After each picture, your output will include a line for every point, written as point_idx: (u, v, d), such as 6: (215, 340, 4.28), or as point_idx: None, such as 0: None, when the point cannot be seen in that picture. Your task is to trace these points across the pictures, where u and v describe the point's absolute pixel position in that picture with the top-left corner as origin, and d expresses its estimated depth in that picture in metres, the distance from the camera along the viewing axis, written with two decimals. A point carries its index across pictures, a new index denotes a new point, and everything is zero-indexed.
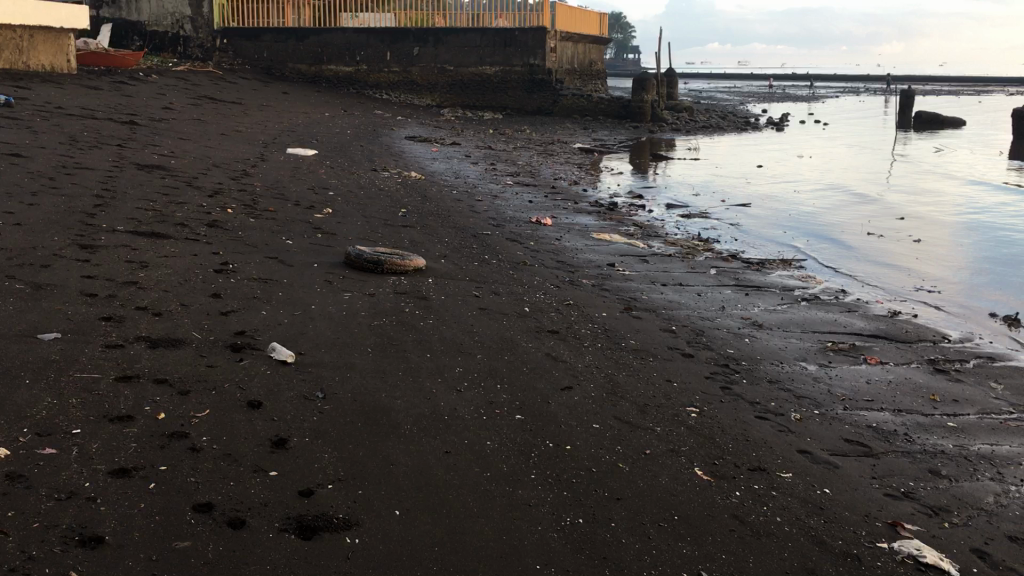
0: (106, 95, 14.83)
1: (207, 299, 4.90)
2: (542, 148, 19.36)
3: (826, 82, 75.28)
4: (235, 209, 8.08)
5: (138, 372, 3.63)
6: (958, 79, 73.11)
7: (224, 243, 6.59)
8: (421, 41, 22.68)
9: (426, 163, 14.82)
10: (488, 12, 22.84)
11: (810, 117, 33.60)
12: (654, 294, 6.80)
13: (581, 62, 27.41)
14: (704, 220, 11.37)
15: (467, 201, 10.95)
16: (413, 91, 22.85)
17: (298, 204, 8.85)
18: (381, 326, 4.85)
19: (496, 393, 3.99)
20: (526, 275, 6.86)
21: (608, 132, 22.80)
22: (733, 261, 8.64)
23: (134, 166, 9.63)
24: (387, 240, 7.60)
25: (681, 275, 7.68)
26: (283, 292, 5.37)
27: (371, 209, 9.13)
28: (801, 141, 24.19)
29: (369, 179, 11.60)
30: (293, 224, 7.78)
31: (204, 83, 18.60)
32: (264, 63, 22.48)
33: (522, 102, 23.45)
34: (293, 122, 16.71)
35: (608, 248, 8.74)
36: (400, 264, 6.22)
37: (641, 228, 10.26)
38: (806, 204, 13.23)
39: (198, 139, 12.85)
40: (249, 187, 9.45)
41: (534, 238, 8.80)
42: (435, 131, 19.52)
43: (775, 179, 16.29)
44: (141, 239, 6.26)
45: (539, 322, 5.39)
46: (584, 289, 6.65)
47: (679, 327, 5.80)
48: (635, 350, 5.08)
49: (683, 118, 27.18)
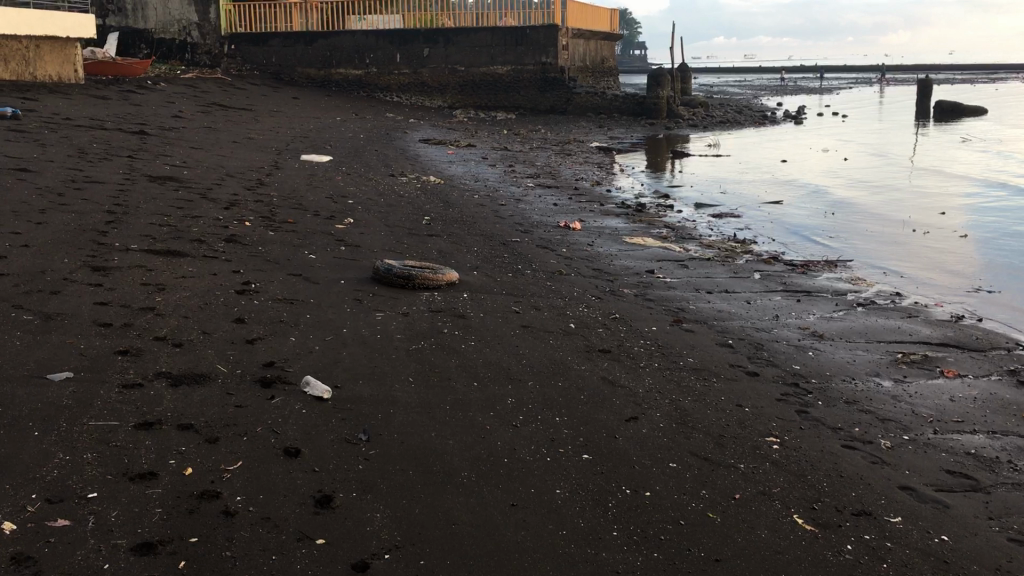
0: (114, 104, 14.50)
1: (231, 325, 4.52)
2: (559, 147, 18.96)
3: (837, 73, 74.62)
4: (253, 221, 7.72)
5: (159, 416, 3.24)
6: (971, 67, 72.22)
7: (245, 259, 6.23)
8: (431, 42, 22.27)
9: (443, 167, 14.45)
10: (494, 11, 22.48)
11: (827, 109, 33.07)
12: (701, 303, 6.40)
13: (594, 58, 26.97)
14: (736, 220, 10.97)
15: (491, 206, 10.57)
16: (424, 93, 22.47)
17: (318, 214, 8.49)
18: (420, 351, 4.45)
19: (556, 428, 3.58)
20: (565, 286, 6.46)
21: (624, 130, 22.36)
22: (775, 264, 8.22)
23: (146, 177, 9.29)
24: (414, 251, 7.22)
25: (726, 281, 7.27)
26: (311, 313, 4.98)
27: (394, 218, 8.75)
28: (822, 135, 23.69)
29: (388, 185, 11.23)
30: (315, 236, 7.41)
31: (213, 90, 18.27)
32: (273, 68, 22.16)
33: (535, 101, 22.86)
34: (306, 128, 16.36)
35: (643, 253, 8.35)
36: (432, 279, 5.84)
37: (674, 229, 9.87)
38: (840, 203, 12.78)
39: (211, 148, 12.51)
40: (265, 198, 9.10)
41: (566, 244, 8.43)
42: (449, 133, 19.14)
43: (804, 176, 15.84)
44: (157, 258, 5.89)
45: (588, 340, 4.98)
46: (628, 300, 6.25)
47: (735, 340, 5.39)
48: (695, 369, 4.66)
49: (699, 114, 26.72)
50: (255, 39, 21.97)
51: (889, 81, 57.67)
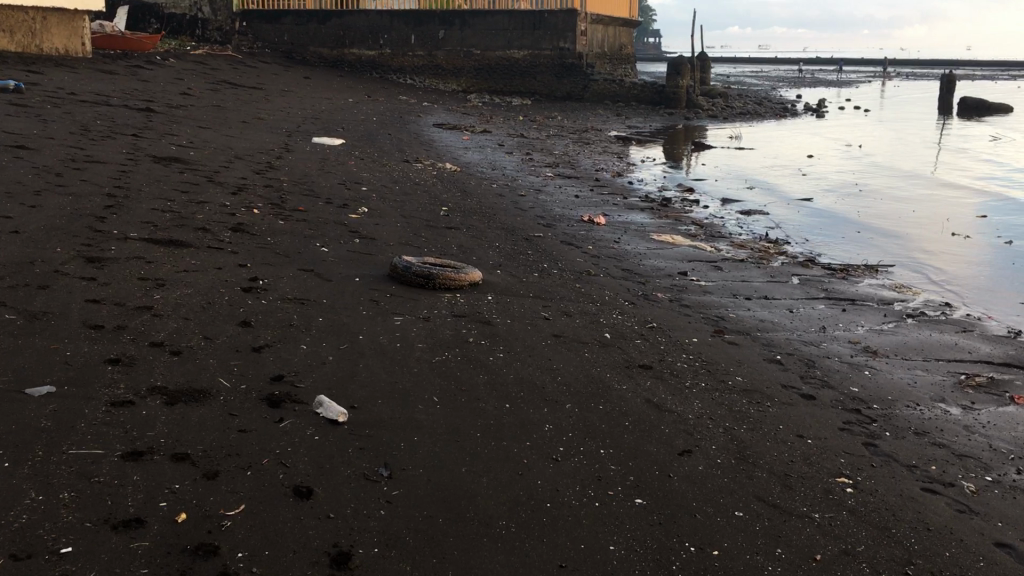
0: (121, 79, 14.05)
1: (236, 330, 4.11)
2: (577, 135, 18.49)
3: (854, 66, 73.77)
4: (261, 209, 7.29)
5: (150, 443, 2.82)
6: (993, 64, 71.43)
7: (252, 252, 5.81)
8: (447, 24, 21.75)
9: (459, 153, 14.01)
10: None
11: (848, 103, 32.42)
12: (741, 311, 5.96)
13: (612, 45, 26.42)
14: (766, 218, 10.51)
15: (510, 196, 10.15)
16: (438, 76, 21.96)
17: (330, 202, 8.05)
18: (444, 365, 4.02)
19: (603, 463, 3.15)
20: (595, 288, 6.04)
21: (642, 119, 21.87)
22: (814, 268, 7.77)
23: (150, 158, 8.85)
24: (432, 246, 6.79)
25: (763, 286, 6.83)
26: (324, 317, 4.56)
27: (409, 208, 8.32)
28: (844, 129, 23.16)
29: (403, 172, 10.80)
30: (327, 226, 6.98)
31: (223, 68, 17.81)
32: (285, 47, 21.68)
33: (551, 87, 22.45)
34: (318, 109, 15.92)
35: (673, 252, 7.90)
36: (455, 280, 5.41)
37: (702, 227, 9.42)
38: (874, 202, 12.29)
39: (219, 127, 12.07)
40: (275, 183, 8.67)
41: (591, 240, 7.99)
42: (464, 118, 18.67)
43: (831, 172, 15.36)
44: (157, 248, 5.47)
45: (627, 354, 4.55)
46: (662, 307, 5.81)
47: (783, 357, 4.95)
48: (745, 391, 4.22)
49: (718, 104, 26.18)
50: (267, 16, 21.48)
51: (910, 75, 56.86)
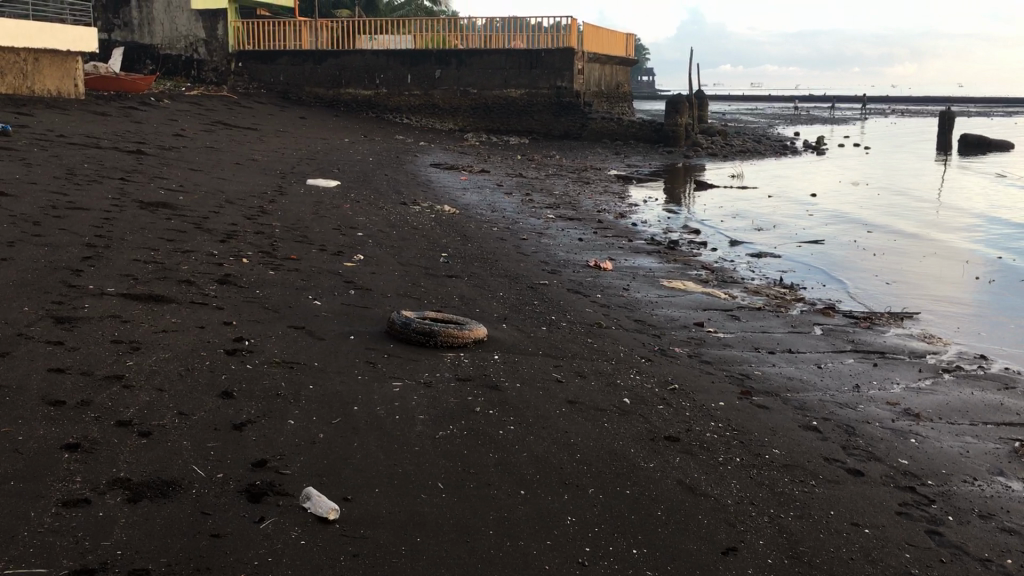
0: (112, 121, 13.73)
1: (216, 402, 3.68)
2: (576, 175, 18.18)
3: (849, 103, 73.94)
4: (251, 258, 6.88)
5: (104, 557, 2.40)
6: (989, 100, 71.62)
7: (239, 307, 5.39)
8: (443, 63, 21.53)
9: (457, 194, 13.65)
10: (502, 33, 21.48)
11: (848, 141, 32.24)
12: (765, 367, 5.53)
13: (609, 83, 26.24)
14: (778, 261, 10.13)
15: (511, 240, 9.77)
16: (435, 115, 21.70)
17: (324, 249, 7.65)
18: (449, 442, 3.57)
19: (639, 570, 2.71)
20: (608, 343, 5.61)
21: (641, 158, 21.57)
22: (835, 316, 7.36)
23: (136, 204, 8.45)
24: (433, 297, 6.36)
25: (785, 338, 6.40)
26: (316, 383, 4.13)
27: (408, 254, 7.92)
28: (847, 166, 22.89)
29: (400, 215, 10.42)
30: (320, 276, 6.57)
31: (217, 108, 17.53)
32: (281, 87, 21.46)
33: (549, 126, 22.08)
34: (313, 149, 15.58)
35: (686, 300, 7.49)
36: (458, 337, 4.98)
37: (713, 272, 9.03)
38: (887, 243, 11.91)
39: (211, 169, 11.72)
40: (267, 229, 8.27)
41: (599, 288, 7.60)
42: (461, 158, 18.36)
43: (839, 211, 15.02)
44: (135, 305, 5.05)
45: (650, 424, 4.10)
46: (682, 364, 5.37)
47: (820, 423, 4.50)
48: (785, 467, 3.78)
49: (717, 142, 25.95)
50: (263, 57, 21.27)
51: (905, 112, 56.96)
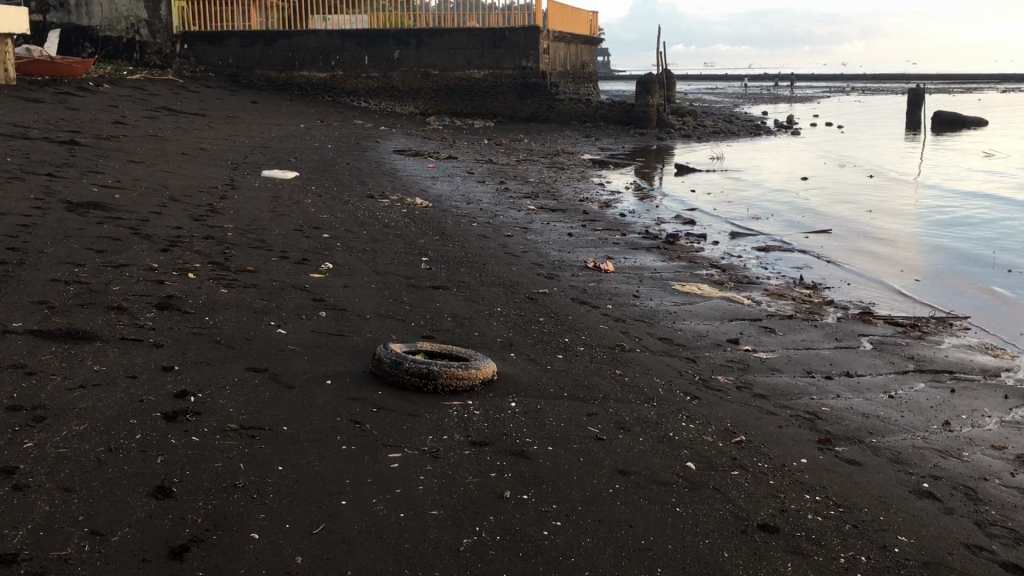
0: (44, 107, 12.41)
1: (147, 507, 2.63)
2: (548, 160, 17.15)
3: (810, 82, 73.60)
4: (199, 271, 5.77)
5: None
6: (951, 75, 71.55)
7: (183, 343, 4.29)
8: (402, 43, 20.26)
9: (426, 184, 12.57)
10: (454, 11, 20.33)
11: (819, 119, 31.55)
12: (832, 401, 4.57)
13: (575, 63, 25.17)
14: (788, 255, 9.22)
15: (494, 237, 8.74)
16: (395, 98, 20.50)
17: (285, 256, 6.56)
18: (479, 559, 2.55)
19: None
20: (640, 375, 4.62)
21: (613, 140, 20.59)
22: (876, 323, 6.45)
23: (63, 205, 7.27)
24: (420, 317, 5.33)
25: (837, 356, 5.45)
26: (289, 459, 3.09)
27: (383, 260, 6.86)
28: (825, 146, 22.13)
29: (367, 211, 9.34)
30: (283, 293, 5.49)
31: (162, 93, 16.22)
32: (230, 70, 20.12)
33: (515, 108, 20.98)
34: (267, 137, 14.36)
35: (706, 308, 6.52)
36: (462, 378, 3.97)
37: (725, 271, 8.09)
38: (894, 230, 11.05)
39: (154, 162, 10.50)
40: (218, 232, 7.15)
41: (607, 296, 6.62)
42: (425, 143, 17.22)
43: (837, 195, 14.14)
44: (47, 346, 3.95)
45: (732, 504, 3.10)
46: (732, 401, 4.38)
47: (932, 484, 3.55)
48: (928, 568, 2.82)
49: (689, 122, 25.06)
50: (210, 38, 19.90)
51: (867, 91, 56.83)
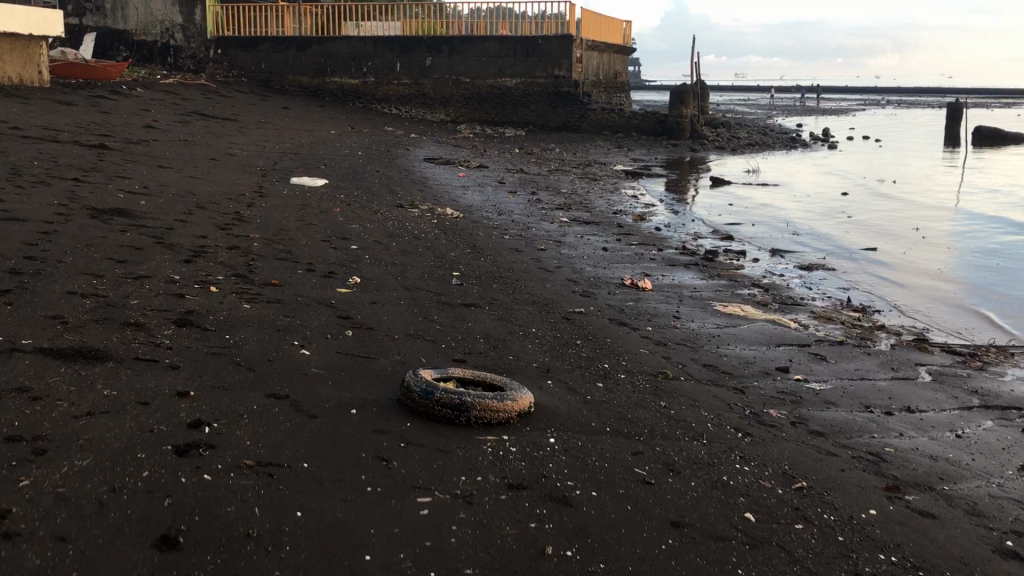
0: (75, 110, 12.30)
1: (150, 562, 2.36)
2: (581, 170, 16.86)
3: (844, 95, 72.79)
4: (221, 284, 5.52)
5: None
6: (988, 90, 70.47)
7: (201, 365, 4.03)
8: (435, 50, 20.07)
9: (457, 193, 12.32)
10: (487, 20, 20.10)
11: (855, 133, 31.04)
12: (895, 441, 4.24)
13: (607, 72, 24.90)
14: (833, 275, 8.86)
15: (527, 251, 8.46)
16: (426, 105, 20.32)
17: (311, 269, 6.30)
18: None
19: None
20: (686, 407, 4.30)
21: (645, 151, 20.27)
22: (932, 351, 6.10)
23: (87, 211, 7.07)
24: (451, 338, 5.05)
25: (894, 389, 5.10)
26: (309, 502, 2.80)
27: (412, 274, 6.59)
28: (863, 161, 21.68)
29: (397, 221, 9.10)
30: (308, 310, 5.22)
31: (194, 97, 16.11)
32: (262, 76, 20.02)
33: (547, 117, 20.72)
34: (297, 143, 14.19)
35: (751, 331, 6.19)
36: (496, 410, 3.68)
37: (768, 290, 7.75)
38: (944, 253, 10.65)
39: (182, 167, 10.33)
40: (243, 242, 6.92)
41: (647, 316, 6.31)
42: (455, 151, 17.00)
43: (878, 214, 13.74)
44: (56, 367, 3.70)
45: (800, 567, 2.79)
46: (788, 439, 4.04)
47: (1017, 543, 3.21)
48: None
49: (723, 134, 24.69)
50: (242, 43, 19.82)
51: (903, 103, 56.18)
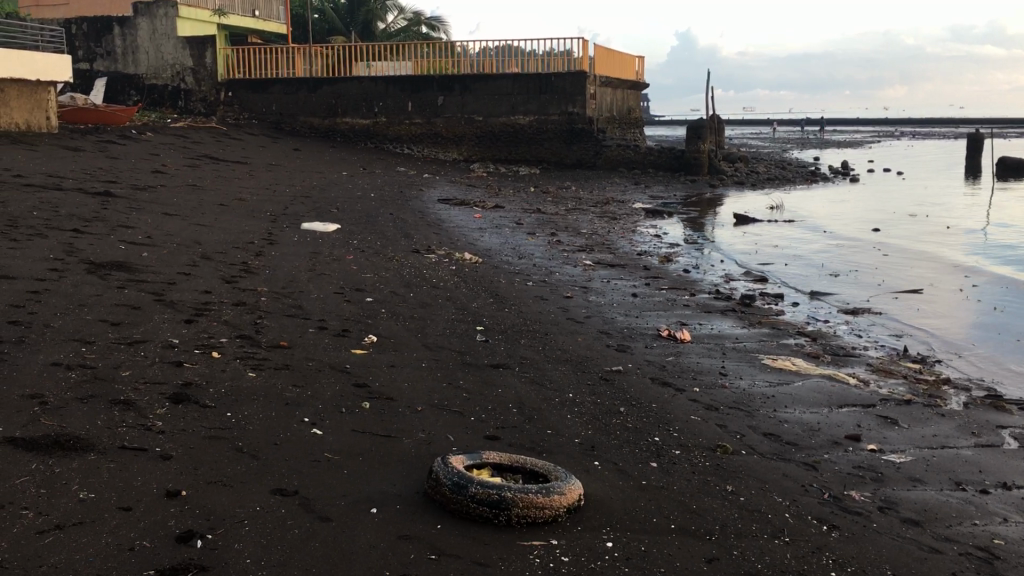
0: (81, 156, 11.92)
1: None
2: (599, 209, 16.35)
3: (855, 127, 72.43)
4: (225, 348, 5.00)
5: None
6: (1001, 121, 70.02)
7: (197, 451, 3.50)
8: (446, 89, 19.65)
9: (474, 236, 11.82)
10: (495, 58, 19.54)
11: (876, 165, 30.47)
12: (1002, 530, 3.64)
13: (622, 108, 24.46)
14: (881, 320, 8.27)
15: (553, 299, 7.92)
16: (439, 145, 19.94)
17: (323, 327, 5.78)
18: None
19: None
20: (756, 492, 3.72)
21: (663, 188, 19.77)
22: (1011, 410, 5.50)
23: (84, 266, 6.59)
24: (481, 407, 4.50)
25: (982, 459, 4.51)
26: None
27: (433, 330, 6.05)
28: (888, 195, 21.09)
29: (414, 269, 8.58)
30: (321, 377, 4.69)
31: (204, 140, 15.77)
32: (273, 117, 19.71)
33: (561, 154, 20.24)
34: (307, 186, 13.76)
35: (807, 389, 5.62)
36: (544, 508, 3.12)
37: (816, 339, 7.18)
38: (993, 293, 10.04)
39: (189, 214, 9.88)
40: (251, 297, 6.41)
41: (693, 374, 5.74)
42: (470, 191, 16.54)
43: (916, 250, 13.13)
44: (29, 461, 3.18)
45: None
46: (879, 532, 3.47)
47: None
48: None
49: (742, 169, 24.17)
50: (253, 85, 19.53)
51: (917, 135, 55.63)
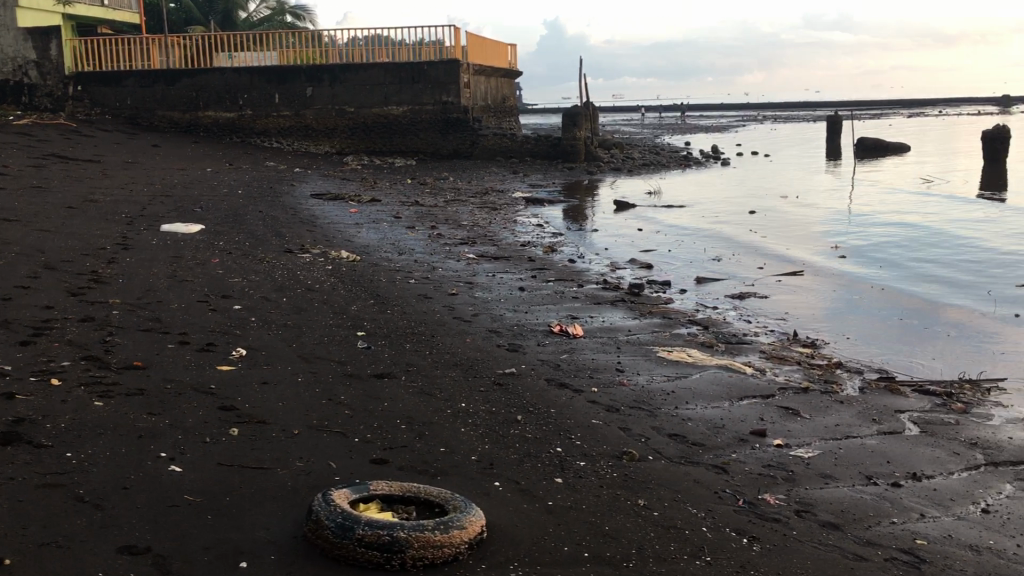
0: None
1: None
2: (479, 199, 16.00)
3: (721, 111, 74.61)
4: (67, 373, 4.40)
5: None
6: (854, 102, 73.36)
7: (26, 503, 2.96)
8: (315, 79, 18.85)
9: (350, 232, 11.28)
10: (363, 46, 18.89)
11: (745, 148, 31.22)
12: (921, 527, 3.48)
13: (497, 96, 24.17)
14: (768, 304, 8.22)
15: (437, 297, 7.51)
16: (309, 137, 19.16)
17: (185, 341, 5.21)
18: None
19: None
20: (669, 504, 3.44)
21: (542, 176, 19.57)
22: (905, 393, 5.44)
23: None
24: (366, 426, 4.07)
25: (888, 449, 4.38)
26: None
27: (310, 339, 5.56)
28: (759, 177, 21.52)
29: (286, 270, 8.03)
30: (181, 400, 4.16)
31: (50, 138, 14.62)
32: (128, 112, 18.51)
33: (438, 145, 19.76)
34: (167, 184, 12.90)
35: (705, 382, 5.43)
36: (441, 546, 2.74)
37: (708, 327, 7.04)
38: (869, 274, 10.21)
39: (33, 218, 9.02)
40: (102, 311, 5.78)
41: (589, 371, 5.46)
42: (343, 185, 15.91)
43: (791, 232, 13.33)
44: None
45: None
46: (801, 540, 3.24)
47: None
48: None
49: (619, 155, 24.26)
50: (105, 78, 18.29)
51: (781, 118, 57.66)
